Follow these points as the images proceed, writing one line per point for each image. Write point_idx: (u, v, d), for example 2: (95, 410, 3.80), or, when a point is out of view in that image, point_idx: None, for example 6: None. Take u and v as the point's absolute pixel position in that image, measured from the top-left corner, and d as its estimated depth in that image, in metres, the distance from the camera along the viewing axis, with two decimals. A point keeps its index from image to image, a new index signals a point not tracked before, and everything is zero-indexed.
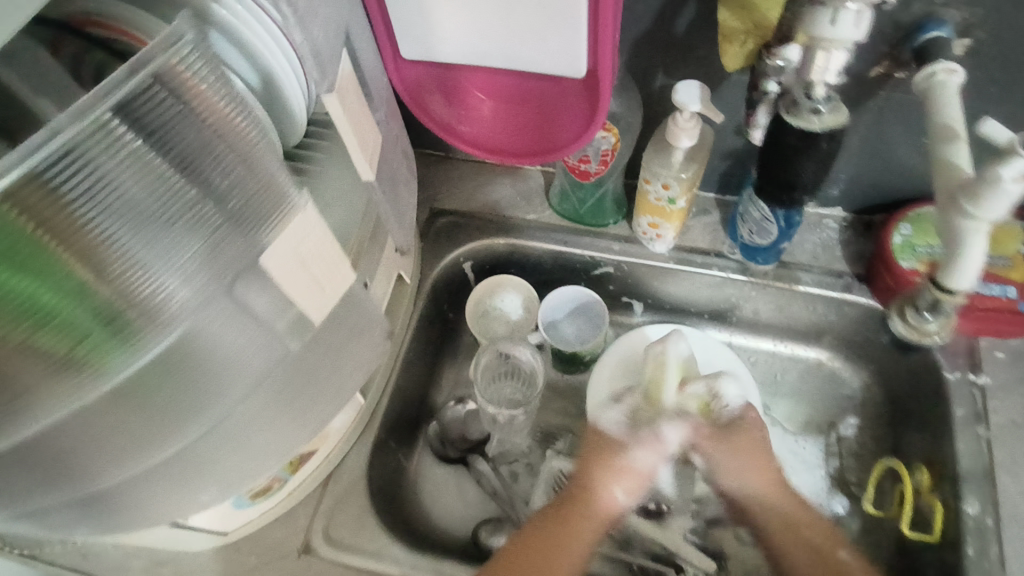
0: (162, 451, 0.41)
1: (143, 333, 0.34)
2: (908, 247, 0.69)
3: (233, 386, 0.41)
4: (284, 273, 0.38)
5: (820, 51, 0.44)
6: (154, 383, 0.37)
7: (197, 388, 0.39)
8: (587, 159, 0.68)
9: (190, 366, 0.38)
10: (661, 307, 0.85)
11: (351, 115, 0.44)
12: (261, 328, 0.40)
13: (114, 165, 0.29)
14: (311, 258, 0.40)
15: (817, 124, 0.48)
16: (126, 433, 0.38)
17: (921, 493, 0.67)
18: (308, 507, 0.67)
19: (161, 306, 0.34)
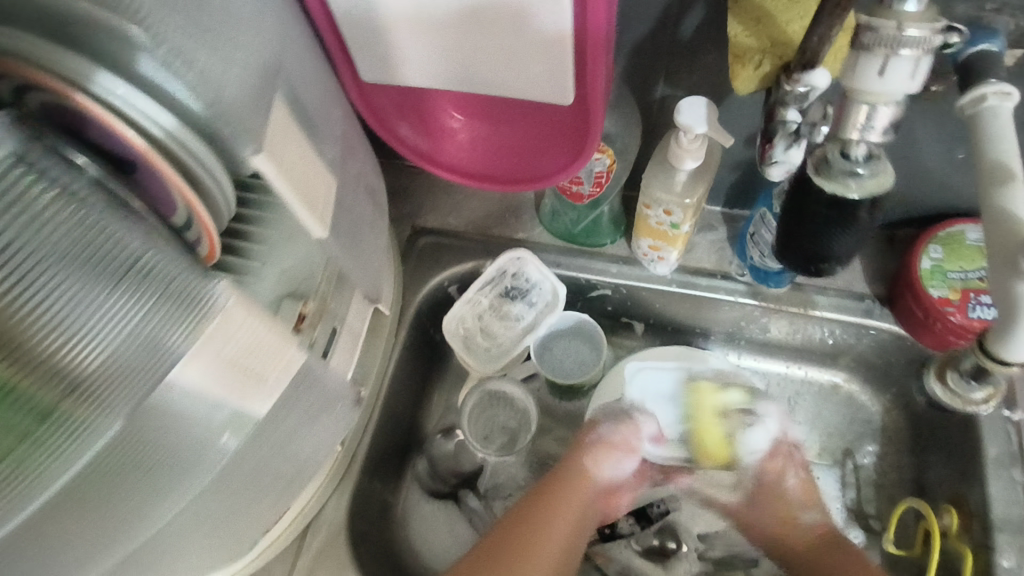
0: (103, 561, 0.37)
1: (79, 426, 0.30)
2: (937, 273, 0.62)
3: (181, 477, 0.38)
4: (204, 375, 0.32)
5: (861, 103, 0.37)
6: (93, 477, 0.32)
7: (149, 477, 0.36)
8: (579, 180, 0.61)
9: (139, 453, 0.34)
10: (663, 328, 0.79)
11: (295, 166, 0.37)
12: (204, 421, 0.36)
13: (28, 233, 0.27)
14: (237, 356, 0.33)
15: (854, 189, 0.42)
16: (61, 545, 0.33)
17: (948, 536, 0.62)
18: (286, 562, 0.62)
19: (98, 393, 0.30)
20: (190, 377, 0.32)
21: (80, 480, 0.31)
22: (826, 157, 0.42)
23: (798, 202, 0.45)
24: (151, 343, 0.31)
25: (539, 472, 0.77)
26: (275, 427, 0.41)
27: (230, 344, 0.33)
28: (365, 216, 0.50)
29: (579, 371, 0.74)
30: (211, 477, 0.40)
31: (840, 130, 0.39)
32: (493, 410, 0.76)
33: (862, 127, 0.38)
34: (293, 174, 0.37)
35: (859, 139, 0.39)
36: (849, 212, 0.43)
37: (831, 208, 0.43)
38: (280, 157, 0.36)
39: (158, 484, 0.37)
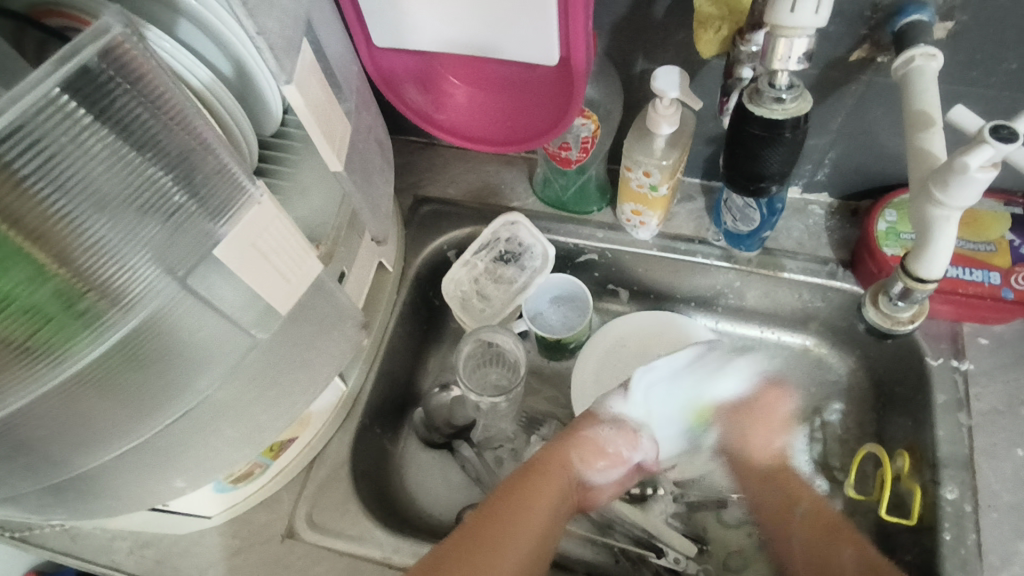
0: (128, 438, 0.41)
1: (106, 316, 0.34)
2: (891, 234, 0.69)
3: (201, 371, 0.41)
4: (244, 263, 0.38)
5: (781, 38, 0.43)
6: (119, 361, 0.36)
7: (165, 372, 0.39)
8: (567, 146, 0.67)
9: (156, 349, 0.37)
10: (646, 295, 0.84)
11: (316, 106, 0.44)
12: (224, 320, 0.40)
13: (71, 148, 0.29)
14: (267, 250, 0.39)
15: (779, 112, 0.47)
16: (90, 415, 0.38)
17: (901, 478, 0.67)
18: (292, 492, 0.68)
19: (124, 289, 0.34)
20: (232, 264, 0.37)
21: (106, 363, 0.35)
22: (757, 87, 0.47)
23: (737, 126, 0.49)
24: (165, 250, 0.34)
25: (528, 429, 0.81)
26: (289, 335, 0.47)
27: (264, 232, 0.39)
28: (372, 165, 0.57)
29: (565, 327, 0.79)
30: (231, 370, 0.44)
31: (766, 62, 0.45)
32: (487, 367, 0.80)
33: (787, 58, 0.44)
34: (317, 110, 0.44)
35: (783, 69, 0.45)
36: (779, 133, 0.48)
37: (765, 129, 0.48)
38: (306, 94, 0.42)
39: (177, 376, 0.40)
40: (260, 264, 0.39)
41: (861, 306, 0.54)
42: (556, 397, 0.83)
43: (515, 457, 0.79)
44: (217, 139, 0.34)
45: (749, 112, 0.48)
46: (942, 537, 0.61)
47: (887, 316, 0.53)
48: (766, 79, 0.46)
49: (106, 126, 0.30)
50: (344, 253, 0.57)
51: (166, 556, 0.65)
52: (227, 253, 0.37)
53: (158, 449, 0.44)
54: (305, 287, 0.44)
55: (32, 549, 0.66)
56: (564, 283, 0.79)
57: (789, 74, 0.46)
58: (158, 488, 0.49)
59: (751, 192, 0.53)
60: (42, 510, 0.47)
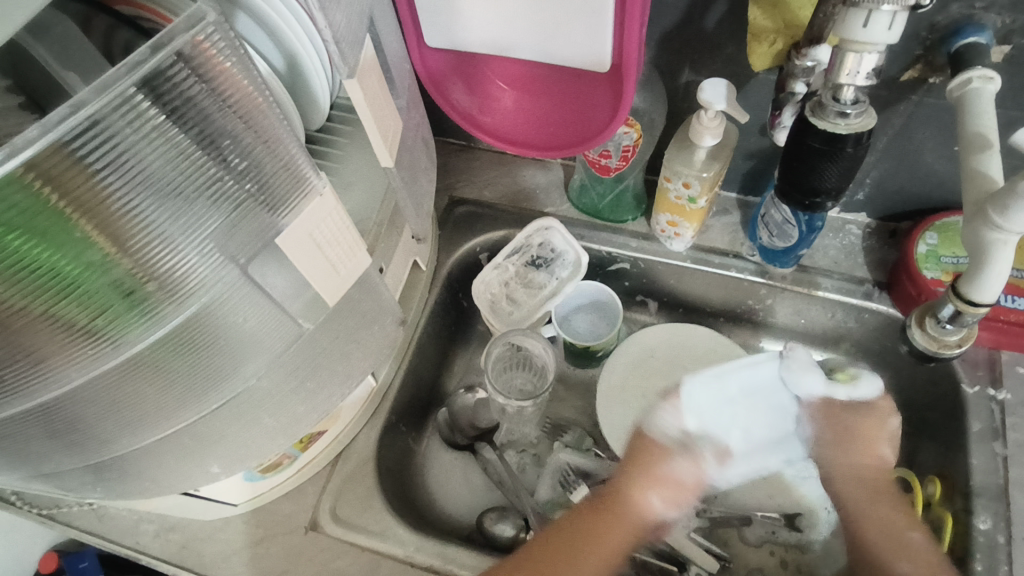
0: (170, 424, 0.42)
1: (161, 307, 0.34)
2: (931, 256, 0.68)
3: (249, 360, 0.42)
4: (299, 252, 0.39)
5: (850, 52, 0.43)
6: (172, 349, 0.37)
7: (211, 363, 0.40)
8: (608, 154, 0.68)
9: (205, 341, 0.38)
10: (675, 307, 0.84)
11: (373, 101, 0.44)
12: (274, 311, 0.40)
13: (142, 143, 0.29)
14: (322, 240, 0.40)
15: (842, 128, 0.47)
16: (142, 399, 0.39)
17: (931, 505, 0.66)
18: (317, 485, 0.68)
19: (181, 280, 0.34)
20: (290, 252, 0.38)
21: (159, 351, 0.36)
22: (820, 99, 0.47)
23: (796, 140, 0.49)
24: (223, 245, 0.35)
25: (552, 435, 0.81)
26: (333, 327, 0.47)
27: (322, 223, 0.39)
28: (419, 163, 0.57)
29: (592, 335, 0.79)
30: (280, 358, 0.44)
31: (832, 77, 0.45)
32: (514, 371, 0.80)
33: (852, 73, 0.44)
34: (374, 105, 0.44)
35: (849, 83, 0.45)
36: (840, 147, 0.47)
37: (826, 143, 0.48)
38: (365, 89, 0.43)
39: (226, 364, 0.41)
40: (312, 253, 0.39)
41: (907, 326, 0.54)
42: (580, 405, 0.83)
43: (538, 462, 0.79)
44: (279, 137, 0.35)
45: (810, 125, 0.48)
46: (974, 568, 0.60)
47: (933, 338, 0.52)
48: (830, 94, 0.46)
49: (177, 121, 0.30)
50: (385, 249, 0.57)
51: (190, 541, 0.65)
52: (286, 243, 0.37)
53: (200, 434, 0.45)
54: (352, 281, 0.45)
55: (58, 527, 0.67)
56: (596, 288, 0.80)
57: (855, 90, 0.46)
58: (196, 472, 0.49)
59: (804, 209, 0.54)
60: (83, 487, 0.47)
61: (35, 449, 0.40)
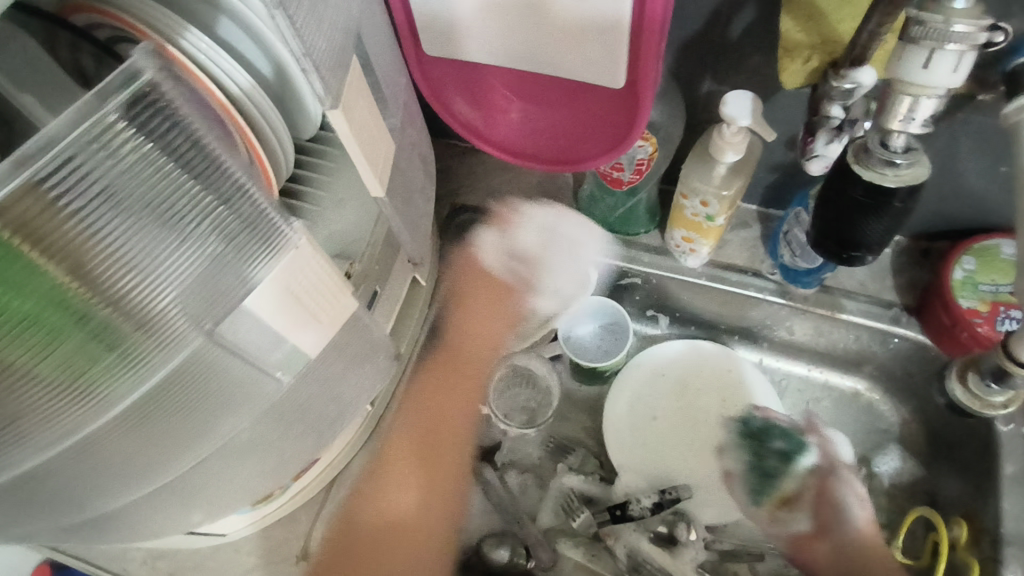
0: (153, 481, 0.40)
1: (148, 355, 0.32)
2: (969, 283, 0.63)
3: (232, 411, 0.39)
4: (272, 309, 0.35)
5: (906, 95, 0.39)
6: (157, 403, 0.34)
7: (202, 410, 0.37)
8: (620, 167, 0.63)
9: (195, 390, 0.35)
10: (688, 322, 0.81)
11: (359, 128, 0.40)
12: (258, 362, 0.37)
13: (119, 173, 0.27)
14: (299, 291, 0.36)
15: (891, 178, 0.43)
16: (128, 456, 0.36)
17: (957, 548, 0.62)
18: (310, 511, 0.65)
19: (171, 327, 0.32)
20: (261, 311, 0.34)
21: (148, 402, 0.34)
22: (866, 145, 0.44)
23: (837, 187, 0.46)
24: (211, 288, 0.32)
25: (555, 456, 0.77)
26: (318, 372, 0.43)
27: (299, 276, 0.35)
28: (414, 182, 0.53)
29: (602, 353, 0.75)
30: (265, 406, 0.41)
31: (883, 119, 0.41)
32: (517, 388, 0.77)
33: (905, 118, 0.40)
34: (363, 134, 0.40)
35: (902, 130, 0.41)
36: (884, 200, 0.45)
37: (869, 195, 0.45)
38: (353, 118, 0.39)
39: (211, 416, 0.38)
40: (285, 308, 0.35)
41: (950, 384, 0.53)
42: (586, 423, 0.80)
43: (541, 485, 0.75)
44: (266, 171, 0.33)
45: (854, 172, 0.44)
46: None
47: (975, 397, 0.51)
48: (878, 138, 0.43)
49: (160, 154, 0.28)
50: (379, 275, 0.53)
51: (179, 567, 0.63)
52: (259, 301, 0.34)
53: (189, 484, 0.43)
54: (337, 326, 0.41)
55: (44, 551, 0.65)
56: (604, 271, 0.77)
57: (908, 137, 0.42)
58: (176, 518, 0.46)
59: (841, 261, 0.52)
60: (54, 539, 0.45)
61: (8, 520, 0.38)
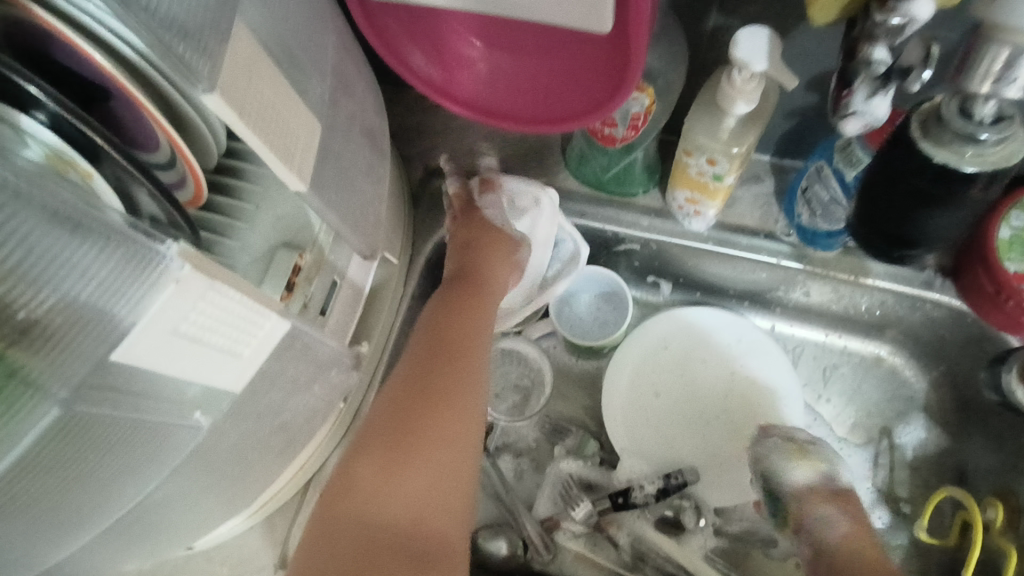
0: (75, 540, 0.34)
1: (41, 388, 0.25)
2: (1018, 242, 0.54)
3: (167, 451, 0.33)
4: (155, 355, 0.28)
5: (1001, 45, 0.34)
6: (50, 464, 0.28)
7: (126, 453, 0.31)
8: (613, 123, 0.54)
9: (108, 430, 0.29)
10: (692, 287, 0.74)
11: (260, 110, 0.31)
12: (174, 396, 0.31)
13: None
14: (202, 328, 0.29)
15: (967, 155, 0.40)
16: (30, 526, 0.30)
17: (989, 531, 0.57)
18: (286, 517, 0.60)
19: (61, 348, 0.25)
20: (140, 360, 0.27)
21: (51, 450, 0.27)
22: (940, 113, 0.40)
23: (897, 174, 0.44)
24: (104, 306, 0.25)
25: (552, 438, 0.72)
26: (254, 404, 0.37)
27: (195, 313, 0.28)
28: (360, 159, 0.45)
29: (598, 328, 0.70)
30: (215, 430, 0.35)
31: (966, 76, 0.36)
32: (507, 365, 0.72)
33: (996, 78, 0.35)
34: (260, 121, 0.31)
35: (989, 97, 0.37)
36: (951, 189, 0.42)
37: (931, 183, 0.43)
38: (239, 102, 0.30)
39: (138, 460, 0.32)
40: (179, 350, 0.28)
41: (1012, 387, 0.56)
42: (583, 400, 0.74)
43: (537, 469, 0.70)
44: None
45: (923, 153, 0.42)
46: None
47: None
48: (959, 105, 0.39)
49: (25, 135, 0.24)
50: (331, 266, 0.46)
51: None
52: (134, 348, 0.27)
53: (124, 531, 0.37)
54: (261, 356, 0.34)
55: None
56: (597, 236, 0.69)
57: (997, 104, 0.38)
58: (119, 557, 0.41)
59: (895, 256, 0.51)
60: None
61: None
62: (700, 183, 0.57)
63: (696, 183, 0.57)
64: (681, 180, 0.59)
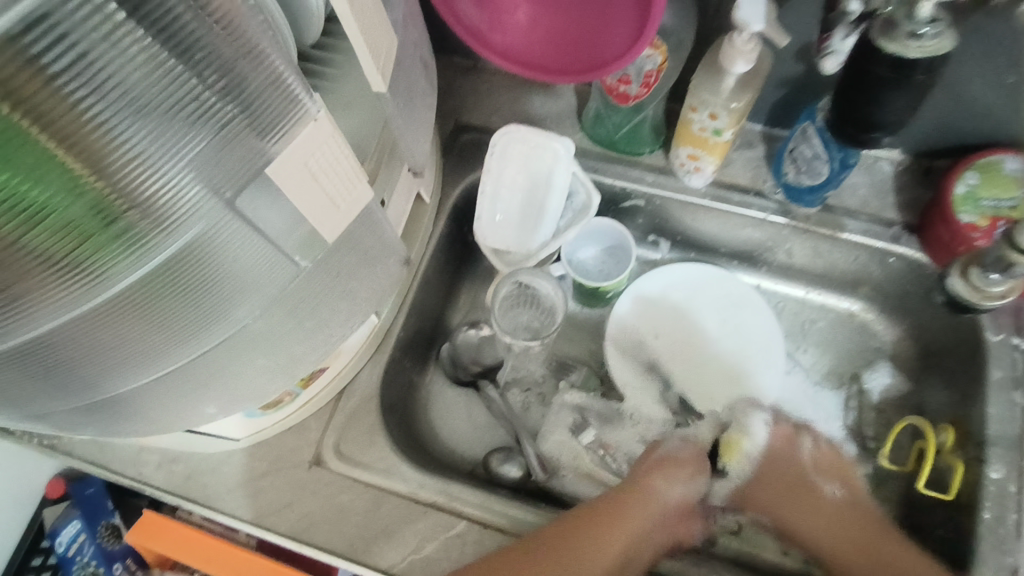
0: (157, 367, 0.42)
1: (149, 236, 0.32)
2: (970, 198, 0.64)
3: (245, 298, 0.41)
4: (292, 182, 0.36)
5: None
6: (148, 297, 0.35)
7: (207, 298, 0.38)
8: (627, 79, 0.62)
9: (194, 277, 0.36)
10: (688, 245, 0.82)
11: (363, 16, 0.40)
12: (269, 244, 0.38)
13: (119, 64, 0.27)
14: (321, 168, 0.38)
15: (913, 50, 0.46)
16: (125, 342, 0.38)
17: (943, 453, 0.65)
18: (320, 421, 0.67)
19: (168, 208, 0.32)
20: (281, 181, 0.35)
21: (150, 285, 0.35)
22: (890, 19, 0.47)
23: (862, 64, 0.49)
24: (211, 167, 0.32)
25: (557, 374, 0.79)
26: (333, 263, 0.45)
27: (318, 152, 0.37)
28: (416, 86, 0.53)
29: (602, 274, 0.78)
30: (270, 299, 0.42)
31: None
32: (519, 309, 0.76)
33: None
34: (363, 21, 0.40)
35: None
36: (908, 75, 0.48)
37: (894, 70, 0.48)
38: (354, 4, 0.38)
39: (217, 305, 0.39)
40: (305, 184, 0.37)
41: (947, 275, 0.54)
42: (586, 343, 0.81)
43: (542, 402, 0.77)
44: (281, 61, 0.33)
45: (879, 48, 0.47)
46: (981, 515, 0.59)
47: (972, 290, 0.53)
48: (905, 13, 0.46)
49: (159, 38, 0.28)
50: (387, 180, 0.53)
51: (191, 472, 0.65)
52: (280, 171, 0.35)
53: (195, 374, 0.44)
54: (352, 214, 0.43)
55: (61, 457, 0.68)
56: (607, 191, 0.76)
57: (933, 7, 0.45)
58: (188, 406, 0.48)
59: (857, 139, 0.56)
60: (74, 426, 0.49)
61: (29, 389, 0.40)
62: (698, 137, 0.65)
63: (696, 137, 0.65)
64: (683, 134, 0.67)
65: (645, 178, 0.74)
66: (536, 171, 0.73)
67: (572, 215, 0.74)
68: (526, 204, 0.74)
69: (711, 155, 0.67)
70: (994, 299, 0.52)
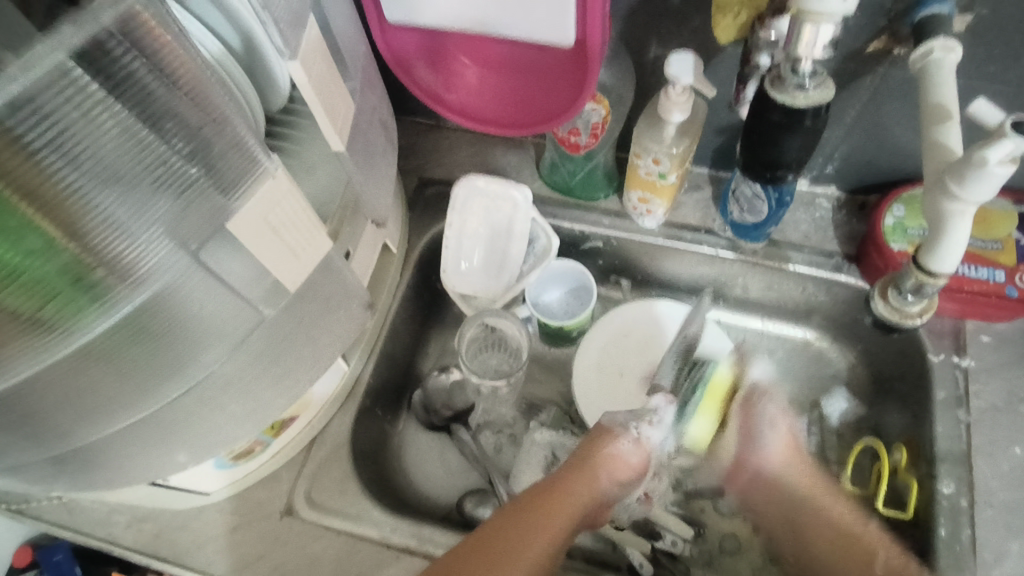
0: (126, 417, 0.43)
1: (115, 291, 0.35)
2: (898, 228, 0.69)
3: (210, 346, 0.43)
4: (253, 235, 0.39)
5: (807, 23, 0.47)
6: (114, 348, 0.37)
7: (173, 346, 0.40)
8: (577, 131, 0.67)
9: (159, 327, 0.38)
10: (648, 284, 0.85)
11: (320, 84, 0.44)
12: (234, 296, 0.41)
13: (91, 133, 0.30)
14: (282, 221, 0.41)
15: (801, 100, 0.53)
16: (92, 391, 0.40)
17: (898, 471, 0.68)
18: (292, 470, 0.67)
19: (134, 265, 0.34)
20: (242, 235, 0.38)
21: (118, 335, 0.37)
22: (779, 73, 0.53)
23: (760, 112, 0.55)
24: (176, 225, 0.35)
25: (527, 415, 0.81)
26: (297, 310, 0.48)
27: (278, 208, 0.40)
28: (375, 145, 0.57)
29: (567, 315, 0.80)
30: (233, 346, 0.45)
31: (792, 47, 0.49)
32: (488, 353, 0.79)
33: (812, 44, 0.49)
34: (318, 84, 0.44)
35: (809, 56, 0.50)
36: (799, 119, 0.54)
37: (786, 116, 0.54)
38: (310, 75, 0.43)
39: (183, 353, 0.41)
40: (267, 238, 0.40)
41: (871, 299, 0.60)
42: (554, 383, 0.83)
43: (514, 442, 0.79)
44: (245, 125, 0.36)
45: (771, 98, 0.54)
46: (937, 532, 0.61)
47: (894, 311, 0.58)
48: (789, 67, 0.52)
49: (132, 111, 0.31)
50: (350, 233, 0.56)
51: (161, 530, 0.65)
52: (240, 226, 0.38)
53: (165, 422, 0.46)
54: (313, 263, 0.46)
55: (29, 521, 0.67)
56: (567, 235, 0.80)
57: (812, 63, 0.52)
58: (157, 455, 0.49)
59: (767, 180, 0.61)
60: (47, 480, 0.50)
61: None
62: (647, 182, 0.70)
63: (645, 181, 0.70)
64: (632, 181, 0.72)
65: (602, 220, 0.78)
66: (492, 216, 0.77)
67: (534, 257, 0.77)
68: (487, 251, 0.78)
69: (660, 197, 0.72)
70: (913, 318, 0.58)
